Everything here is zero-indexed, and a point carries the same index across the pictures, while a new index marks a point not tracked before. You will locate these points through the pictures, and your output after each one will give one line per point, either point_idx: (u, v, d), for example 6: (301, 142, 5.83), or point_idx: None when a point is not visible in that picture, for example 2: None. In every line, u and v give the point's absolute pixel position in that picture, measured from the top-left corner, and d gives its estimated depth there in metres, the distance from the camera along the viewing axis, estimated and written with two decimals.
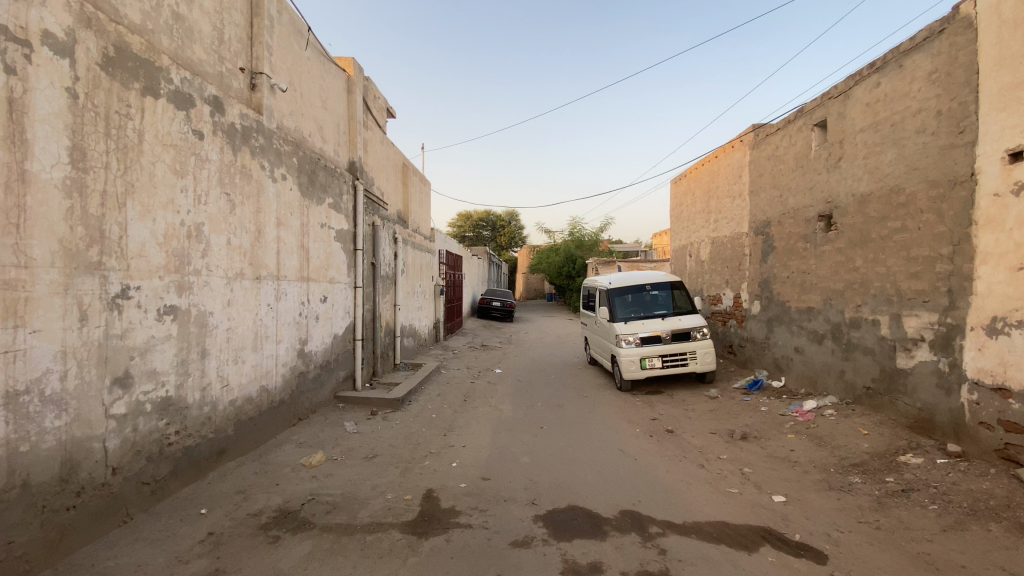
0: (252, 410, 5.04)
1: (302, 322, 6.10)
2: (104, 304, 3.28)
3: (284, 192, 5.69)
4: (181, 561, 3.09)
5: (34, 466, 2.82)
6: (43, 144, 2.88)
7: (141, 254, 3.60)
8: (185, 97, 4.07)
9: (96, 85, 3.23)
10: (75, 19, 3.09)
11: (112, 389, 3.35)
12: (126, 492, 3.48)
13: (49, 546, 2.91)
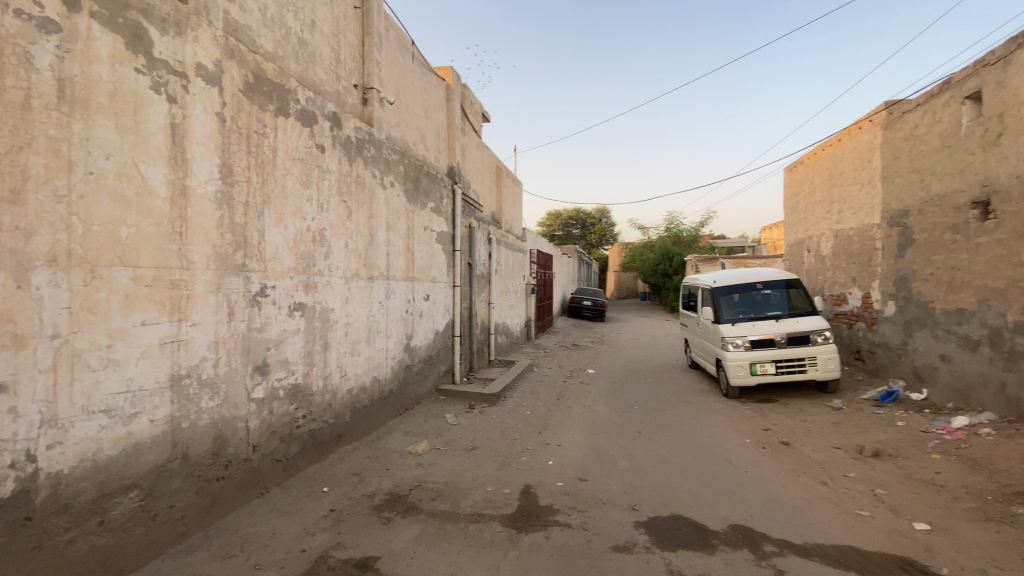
0: (366, 399, 5.46)
1: (408, 319, 6.48)
2: (247, 301, 3.74)
3: (393, 197, 6.09)
4: (309, 533, 3.43)
5: (191, 440, 3.28)
6: (199, 163, 3.34)
7: (276, 257, 4.05)
8: (310, 114, 4.51)
9: (239, 109, 3.69)
10: (221, 51, 3.54)
11: (253, 376, 3.81)
12: (264, 468, 3.94)
13: (203, 510, 3.38)
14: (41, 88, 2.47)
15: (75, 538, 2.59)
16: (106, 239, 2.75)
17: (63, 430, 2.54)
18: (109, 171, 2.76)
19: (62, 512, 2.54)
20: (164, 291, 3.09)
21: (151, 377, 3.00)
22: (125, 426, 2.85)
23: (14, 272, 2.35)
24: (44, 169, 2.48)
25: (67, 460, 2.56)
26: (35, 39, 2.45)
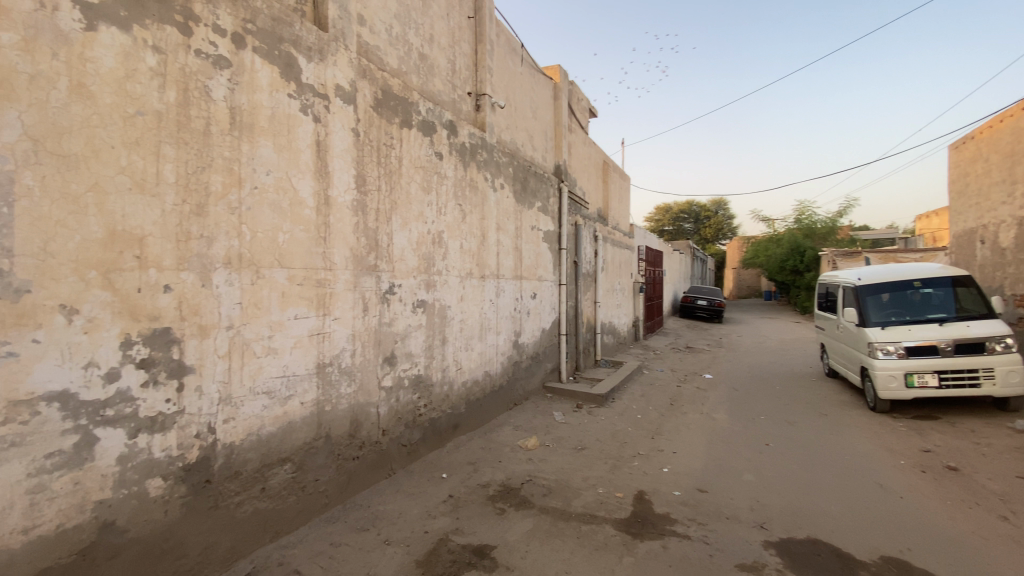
0: (479, 392, 5.69)
1: (517, 316, 6.63)
2: (378, 298, 4.10)
3: (503, 198, 6.26)
4: (431, 515, 3.67)
5: (332, 422, 3.68)
6: (339, 174, 3.73)
7: (402, 258, 4.38)
8: (430, 124, 4.81)
9: (370, 123, 4.04)
10: (355, 72, 3.90)
11: (383, 366, 4.16)
12: (391, 451, 4.29)
13: (341, 485, 3.77)
14: (218, 116, 2.89)
15: (243, 501, 3.04)
16: (267, 244, 3.17)
17: (234, 408, 2.98)
18: (269, 185, 3.19)
19: (234, 477, 2.99)
20: (312, 289, 3.49)
21: (301, 365, 3.41)
22: (281, 406, 3.28)
23: (200, 273, 2.80)
24: (221, 185, 2.91)
25: (238, 432, 3.00)
26: (212, 74, 2.85)
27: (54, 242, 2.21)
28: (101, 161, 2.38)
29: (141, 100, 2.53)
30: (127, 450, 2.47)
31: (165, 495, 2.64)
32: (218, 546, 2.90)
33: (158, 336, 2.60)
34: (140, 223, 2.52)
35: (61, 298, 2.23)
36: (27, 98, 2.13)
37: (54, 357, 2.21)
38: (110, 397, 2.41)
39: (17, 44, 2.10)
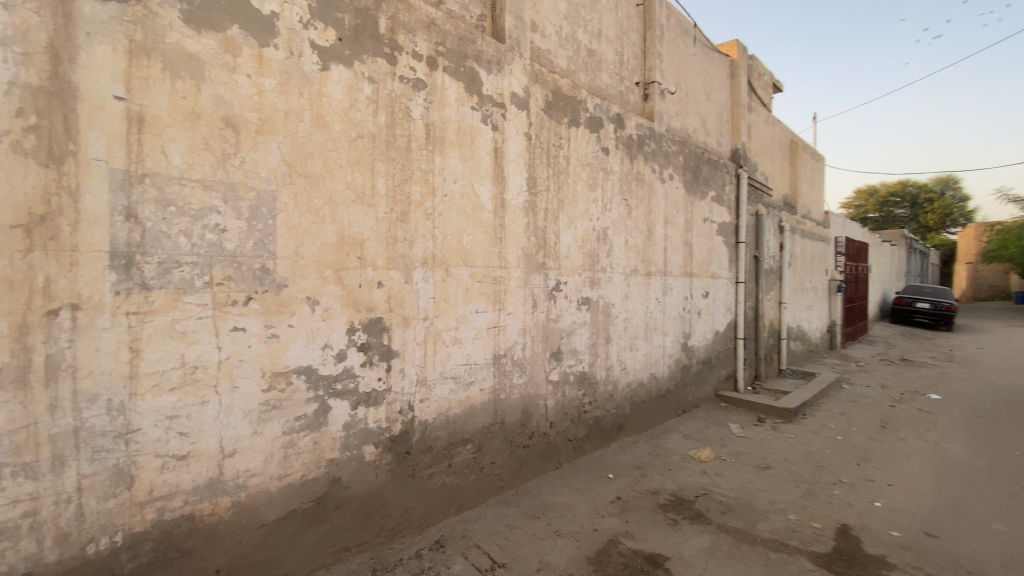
0: (644, 394, 5.50)
1: (686, 316, 6.24)
2: (546, 295, 4.22)
3: (671, 191, 5.93)
4: (600, 514, 3.67)
5: (506, 410, 3.90)
6: (513, 177, 3.92)
7: (568, 256, 4.45)
8: (597, 120, 4.77)
9: (542, 126, 4.17)
10: (528, 77, 4.05)
11: (550, 361, 4.28)
12: (559, 445, 4.39)
13: (514, 470, 3.99)
14: (416, 133, 3.27)
15: (434, 473, 3.40)
16: (453, 245, 3.49)
17: (428, 390, 3.36)
18: (456, 192, 3.51)
19: (427, 452, 3.37)
20: (489, 286, 3.75)
21: (481, 355, 3.69)
22: (464, 392, 3.59)
23: (403, 271, 3.20)
24: (419, 194, 3.29)
25: (431, 412, 3.38)
26: (412, 96, 3.24)
27: (302, 246, 2.74)
28: (333, 178, 2.86)
29: (360, 125, 2.98)
30: (350, 419, 2.95)
31: (376, 460, 3.08)
32: (414, 511, 3.30)
33: (372, 324, 3.05)
34: (359, 229, 2.98)
35: (307, 292, 2.76)
36: (284, 131, 2.66)
37: (302, 339, 2.74)
38: (339, 373, 2.90)
39: (277, 88, 2.63)
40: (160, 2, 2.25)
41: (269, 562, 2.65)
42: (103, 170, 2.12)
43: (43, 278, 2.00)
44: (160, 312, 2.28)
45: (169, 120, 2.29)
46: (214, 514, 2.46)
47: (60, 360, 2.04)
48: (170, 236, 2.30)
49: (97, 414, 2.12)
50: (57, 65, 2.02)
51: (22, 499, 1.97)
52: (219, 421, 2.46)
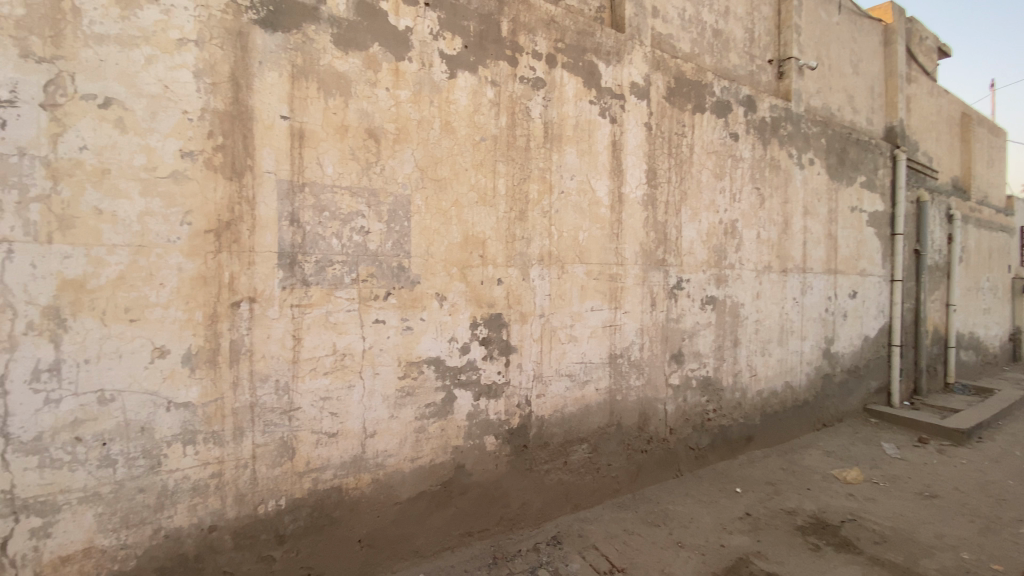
0: (776, 404, 5.00)
1: (828, 319, 5.56)
2: (667, 293, 4.02)
3: (812, 177, 5.30)
4: (727, 529, 3.43)
5: (623, 412, 3.80)
6: (632, 170, 3.79)
7: (691, 251, 4.19)
8: (724, 104, 4.43)
9: (663, 115, 3.98)
10: (649, 65, 3.88)
11: (671, 363, 4.08)
12: (679, 452, 4.17)
13: (632, 474, 3.87)
14: (536, 131, 3.30)
15: (550, 469, 3.43)
16: (570, 242, 3.47)
17: (545, 386, 3.39)
18: (573, 189, 3.48)
19: (544, 447, 3.40)
20: (606, 283, 3.67)
21: (597, 354, 3.63)
22: (581, 390, 3.56)
23: (522, 268, 3.26)
24: (537, 192, 3.32)
25: (548, 408, 3.41)
26: (532, 95, 3.27)
27: (431, 245, 2.91)
28: (459, 181, 3.00)
29: (484, 128, 3.08)
30: (473, 410, 3.08)
31: (496, 451, 3.19)
32: (532, 504, 3.35)
33: (492, 320, 3.14)
34: (482, 229, 3.09)
35: (436, 288, 2.93)
36: (417, 138, 2.85)
37: (432, 332, 2.92)
38: (463, 365, 3.04)
39: (411, 98, 2.82)
40: (315, 29, 2.54)
41: (402, 538, 2.86)
42: (272, 182, 2.45)
43: (229, 274, 2.36)
44: (315, 305, 2.57)
45: (323, 134, 2.57)
46: (357, 488, 2.72)
47: (241, 344, 2.40)
48: (324, 238, 2.58)
49: (267, 392, 2.46)
50: (238, 92, 2.37)
51: (212, 461, 2.35)
52: (362, 404, 2.72)
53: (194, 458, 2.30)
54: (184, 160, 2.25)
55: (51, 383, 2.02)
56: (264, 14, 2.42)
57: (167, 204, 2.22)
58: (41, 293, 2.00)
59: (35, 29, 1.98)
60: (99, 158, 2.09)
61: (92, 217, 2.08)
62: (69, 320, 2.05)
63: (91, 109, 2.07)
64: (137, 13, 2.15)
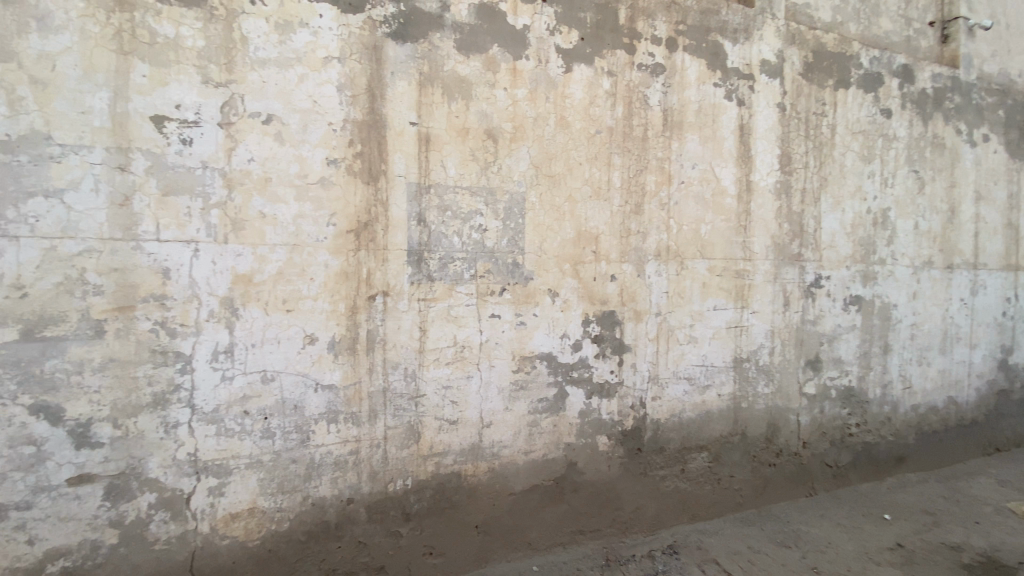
0: (937, 422, 4.31)
1: (1009, 324, 4.65)
2: (802, 292, 3.64)
3: (988, 156, 4.47)
4: (873, 560, 3.06)
5: (749, 420, 3.52)
6: (762, 157, 3.48)
7: (832, 245, 3.74)
8: (874, 77, 3.88)
9: (798, 94, 3.59)
10: (783, 40, 3.53)
11: (805, 370, 3.68)
12: (814, 468, 3.76)
13: (758, 489, 3.57)
14: (654, 121, 3.16)
15: (666, 475, 3.28)
16: (690, 236, 3.28)
17: (661, 388, 3.24)
18: (695, 179, 3.28)
19: (660, 452, 3.26)
20: (732, 280, 3.41)
21: (719, 356, 3.40)
22: (701, 395, 3.36)
23: (637, 264, 3.15)
24: (656, 183, 3.18)
25: (664, 412, 3.26)
26: (651, 83, 3.14)
27: (547, 241, 2.92)
28: (574, 176, 2.97)
29: (600, 120, 3.02)
30: (586, 407, 3.05)
31: (609, 451, 3.12)
32: (646, 510, 3.23)
33: (607, 317, 3.07)
34: (596, 224, 3.03)
35: (550, 284, 2.93)
36: (533, 136, 2.87)
37: (546, 328, 2.93)
38: (576, 363, 3.01)
39: (528, 95, 2.85)
40: (440, 37, 2.66)
41: (516, 529, 2.92)
42: (402, 184, 2.62)
43: (366, 270, 2.57)
44: (439, 299, 2.71)
45: (446, 137, 2.70)
46: (475, 476, 2.83)
47: (375, 334, 2.60)
48: (447, 236, 2.71)
49: (397, 379, 2.65)
50: (373, 102, 2.56)
51: (351, 439, 2.58)
52: (480, 395, 2.81)
53: (336, 435, 2.55)
54: (329, 167, 2.49)
55: (227, 364, 2.36)
56: (396, 27, 2.59)
57: (316, 207, 2.47)
58: (219, 285, 2.34)
59: (214, 59, 2.31)
60: (263, 169, 2.39)
61: (258, 220, 2.39)
62: (241, 309, 2.37)
63: (256, 125, 2.38)
64: (291, 37, 2.42)
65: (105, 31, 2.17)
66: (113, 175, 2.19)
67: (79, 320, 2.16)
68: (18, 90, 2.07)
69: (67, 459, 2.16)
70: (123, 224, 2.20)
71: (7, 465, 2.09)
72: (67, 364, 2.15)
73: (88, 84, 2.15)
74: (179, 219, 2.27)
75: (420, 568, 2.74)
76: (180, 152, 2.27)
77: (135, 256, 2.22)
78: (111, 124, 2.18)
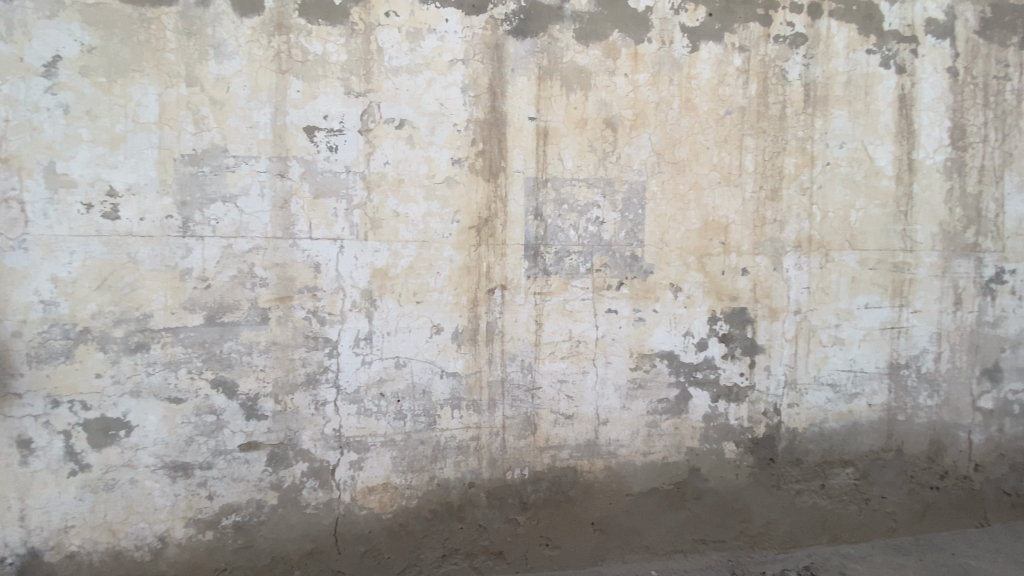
0: None
1: None
2: (978, 288, 3.08)
3: None
4: None
5: (906, 435, 3.06)
6: (927, 131, 2.99)
7: (1021, 232, 3.11)
8: None
9: (975, 55, 3.02)
10: None
11: (981, 381, 3.12)
12: (989, 497, 3.18)
13: (915, 514, 3.10)
14: (793, 97, 2.86)
15: (802, 490, 2.98)
16: (835, 225, 2.93)
17: (798, 395, 2.94)
18: (842, 159, 2.92)
19: (796, 464, 2.97)
20: (887, 275, 2.99)
21: (870, 361, 3.00)
22: (847, 403, 3.00)
23: (771, 257, 2.88)
24: (794, 167, 2.88)
25: (801, 420, 2.96)
26: (790, 55, 2.84)
27: (670, 233, 2.78)
28: (700, 162, 2.79)
29: (730, 100, 2.80)
30: (710, 411, 2.86)
31: (737, 459, 2.91)
32: (778, 525, 2.97)
33: (736, 314, 2.86)
34: (724, 213, 2.82)
35: (671, 278, 2.79)
36: (655, 122, 2.74)
37: (666, 324, 2.80)
38: (700, 363, 2.84)
39: (650, 80, 2.73)
40: (560, 28, 2.64)
41: (633, 530, 2.85)
42: (521, 179, 2.65)
43: (487, 264, 2.65)
44: (555, 293, 2.71)
45: (565, 129, 2.68)
46: (591, 473, 2.79)
47: (495, 326, 2.67)
48: (564, 229, 2.70)
49: (515, 370, 2.70)
50: (495, 100, 2.62)
51: (472, 426, 2.68)
52: (597, 391, 2.77)
53: (459, 421, 2.67)
54: (454, 166, 2.60)
55: (366, 350, 2.58)
56: (517, 23, 2.62)
57: (443, 205, 2.60)
58: (360, 279, 2.55)
59: (354, 71, 2.52)
60: (396, 171, 2.56)
61: (392, 218, 2.56)
62: (377, 300, 2.57)
63: (390, 130, 2.55)
64: (421, 44, 2.56)
65: (267, 54, 2.46)
66: (275, 181, 2.48)
67: (249, 308, 2.48)
68: (201, 111, 2.42)
69: (239, 427, 2.51)
70: (282, 224, 2.49)
71: (194, 430, 2.48)
72: (239, 346, 2.49)
73: (254, 102, 2.46)
74: (327, 219, 2.52)
75: (537, 559, 2.79)
76: (327, 158, 2.51)
77: (292, 253, 2.50)
78: (272, 136, 2.47)
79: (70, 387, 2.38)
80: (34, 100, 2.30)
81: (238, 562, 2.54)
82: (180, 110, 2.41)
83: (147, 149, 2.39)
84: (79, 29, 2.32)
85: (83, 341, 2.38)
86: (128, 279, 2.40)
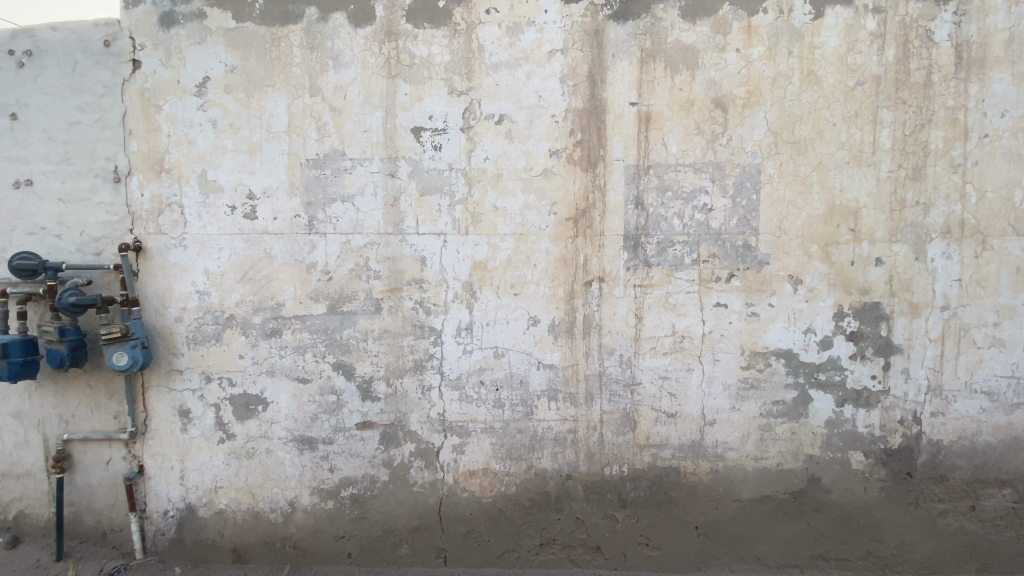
0: None
1: None
2: None
3: None
4: None
5: None
6: None
7: None
8: None
9: None
10: None
11: None
12: None
13: None
14: (942, 60, 2.48)
15: (946, 511, 2.61)
16: (994, 207, 2.51)
17: (944, 403, 2.57)
18: (1005, 130, 2.48)
19: (939, 480, 2.61)
20: None
21: None
22: (1007, 415, 2.57)
23: (912, 245, 2.53)
24: (943, 141, 2.50)
25: (946, 432, 2.59)
26: (937, 13, 2.46)
27: (787, 220, 2.55)
28: (824, 140, 2.53)
29: (861, 70, 2.50)
30: (834, 416, 2.60)
31: (865, 471, 2.62)
32: (915, 548, 2.63)
33: (867, 310, 2.56)
34: (853, 196, 2.53)
35: (790, 270, 2.56)
36: (772, 99, 2.52)
37: (783, 320, 2.58)
38: (823, 363, 2.59)
39: (765, 54, 2.51)
40: (664, 7, 2.53)
41: (742, 538, 2.68)
42: (621, 168, 2.58)
43: (584, 256, 2.62)
44: (657, 286, 2.61)
45: (669, 113, 2.56)
46: (695, 474, 2.67)
47: (593, 319, 2.64)
48: (667, 219, 2.58)
49: (613, 364, 2.65)
50: (595, 88, 2.57)
51: (570, 419, 2.68)
52: (702, 390, 2.64)
53: (557, 413, 2.68)
54: (552, 158, 2.60)
55: (467, 339, 2.68)
56: (618, 6, 2.54)
57: (541, 198, 2.61)
58: (462, 271, 2.65)
59: (457, 70, 2.60)
60: (496, 165, 2.61)
61: (492, 212, 2.63)
62: (478, 292, 2.66)
63: (491, 126, 2.61)
64: (520, 38, 2.58)
65: (378, 60, 2.62)
66: (386, 180, 2.64)
67: (364, 299, 2.68)
68: (324, 118, 2.65)
69: (356, 407, 2.73)
70: (393, 221, 2.65)
71: (319, 408, 2.74)
72: (357, 333, 2.70)
73: (368, 107, 2.64)
74: (432, 215, 2.64)
75: (636, 557, 2.73)
76: (433, 156, 2.62)
77: (402, 247, 2.66)
78: (383, 138, 2.64)
79: (220, 365, 2.74)
80: (190, 116, 2.66)
81: (355, 531, 2.77)
82: (305, 118, 2.66)
83: (279, 155, 2.67)
84: (222, 51, 2.64)
85: (229, 326, 2.73)
86: (264, 271, 2.70)
